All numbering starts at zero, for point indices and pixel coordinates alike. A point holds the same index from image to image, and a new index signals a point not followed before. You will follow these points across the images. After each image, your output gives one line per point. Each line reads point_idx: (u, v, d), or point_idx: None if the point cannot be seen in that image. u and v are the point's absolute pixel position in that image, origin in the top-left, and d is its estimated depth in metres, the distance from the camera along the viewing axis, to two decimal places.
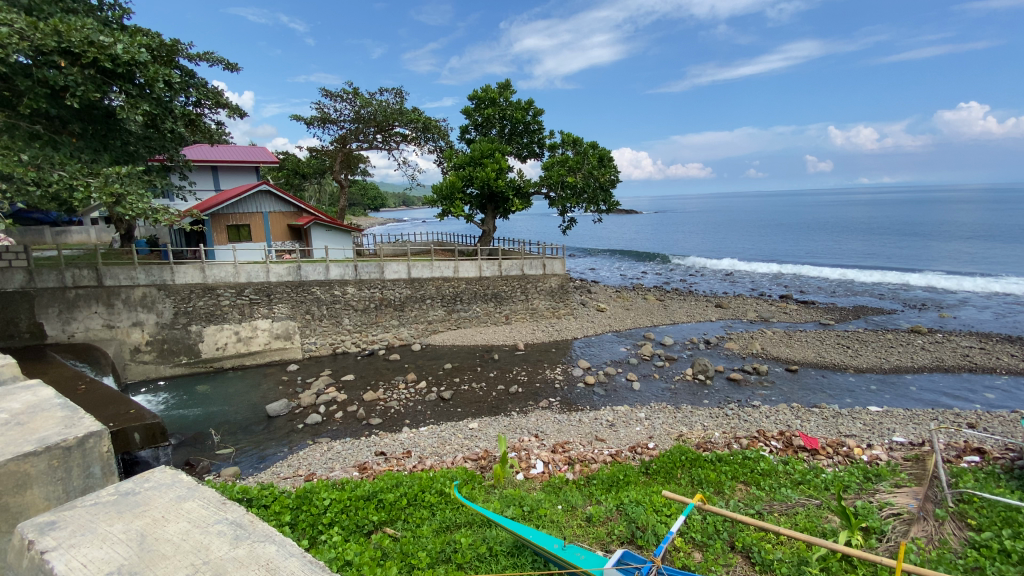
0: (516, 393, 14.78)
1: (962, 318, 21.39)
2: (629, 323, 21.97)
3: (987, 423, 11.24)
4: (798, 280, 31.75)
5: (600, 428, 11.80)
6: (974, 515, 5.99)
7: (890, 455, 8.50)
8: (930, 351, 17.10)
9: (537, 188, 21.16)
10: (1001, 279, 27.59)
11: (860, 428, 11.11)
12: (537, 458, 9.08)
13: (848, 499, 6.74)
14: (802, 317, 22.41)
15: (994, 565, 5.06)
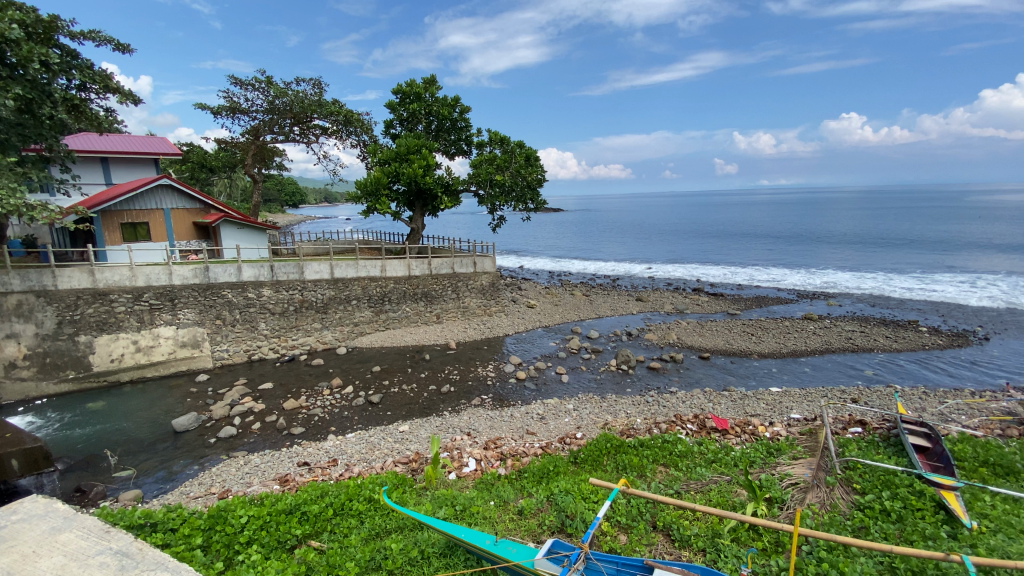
0: (449, 393, 14.62)
1: (844, 306, 24.16)
2: (558, 318, 22.52)
3: (867, 397, 12.79)
4: (711, 275, 34.25)
5: (532, 422, 12.01)
6: (858, 480, 6.82)
7: (789, 431, 9.37)
8: (820, 335, 19.14)
9: (465, 186, 20.97)
10: (874, 275, 31.52)
11: (763, 407, 12.21)
12: (469, 456, 9.04)
13: (754, 473, 7.35)
14: (712, 308, 24.18)
15: (876, 524, 5.76)
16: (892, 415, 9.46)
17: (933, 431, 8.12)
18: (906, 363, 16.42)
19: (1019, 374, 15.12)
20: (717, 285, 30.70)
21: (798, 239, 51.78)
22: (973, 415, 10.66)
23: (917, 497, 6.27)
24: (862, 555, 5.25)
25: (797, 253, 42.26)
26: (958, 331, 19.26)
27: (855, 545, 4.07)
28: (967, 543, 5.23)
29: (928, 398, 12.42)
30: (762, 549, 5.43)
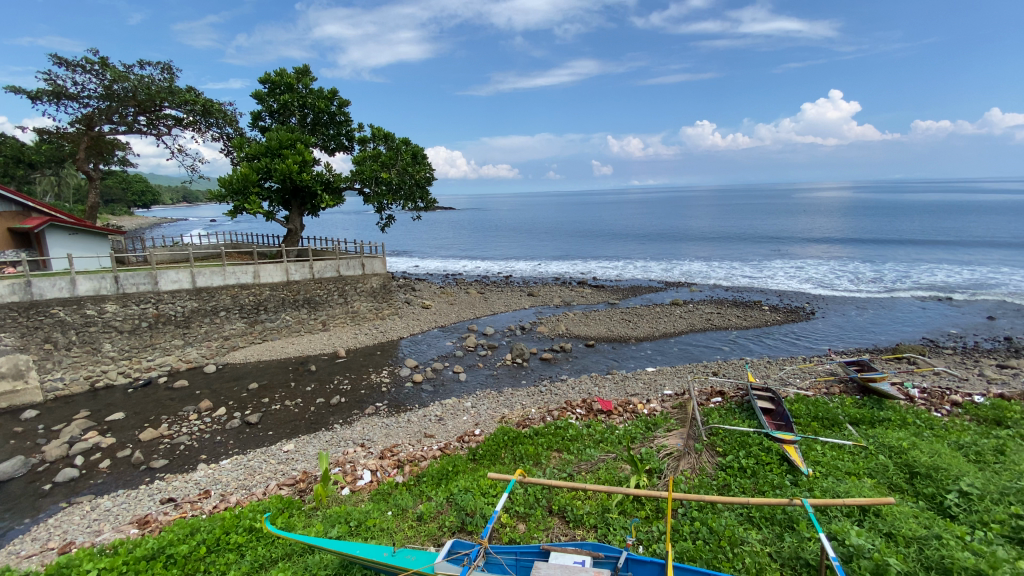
0: (339, 404, 13.80)
1: (705, 292, 27.32)
2: (452, 317, 22.43)
3: (725, 369, 14.62)
4: (594, 270, 36.57)
5: (429, 424, 11.80)
6: (719, 444, 7.74)
7: (663, 406, 10.34)
8: (686, 318, 21.42)
9: (348, 184, 19.91)
10: (728, 265, 36.06)
11: (641, 386, 13.35)
12: (363, 467, 8.60)
13: (636, 448, 7.97)
14: (596, 299, 25.84)
15: (735, 480, 6.59)
16: (744, 384, 10.89)
17: (776, 395, 9.51)
18: (755, 337, 19.06)
19: (836, 341, 18.32)
20: (599, 278, 32.86)
21: (666, 235, 57.52)
22: (805, 378, 12.69)
23: (765, 453, 7.30)
24: (726, 509, 5.97)
25: (665, 247, 46.91)
26: (792, 308, 22.78)
27: (717, 501, 4.71)
28: (805, 488, 6.23)
29: (772, 366, 14.53)
30: (645, 517, 5.92)
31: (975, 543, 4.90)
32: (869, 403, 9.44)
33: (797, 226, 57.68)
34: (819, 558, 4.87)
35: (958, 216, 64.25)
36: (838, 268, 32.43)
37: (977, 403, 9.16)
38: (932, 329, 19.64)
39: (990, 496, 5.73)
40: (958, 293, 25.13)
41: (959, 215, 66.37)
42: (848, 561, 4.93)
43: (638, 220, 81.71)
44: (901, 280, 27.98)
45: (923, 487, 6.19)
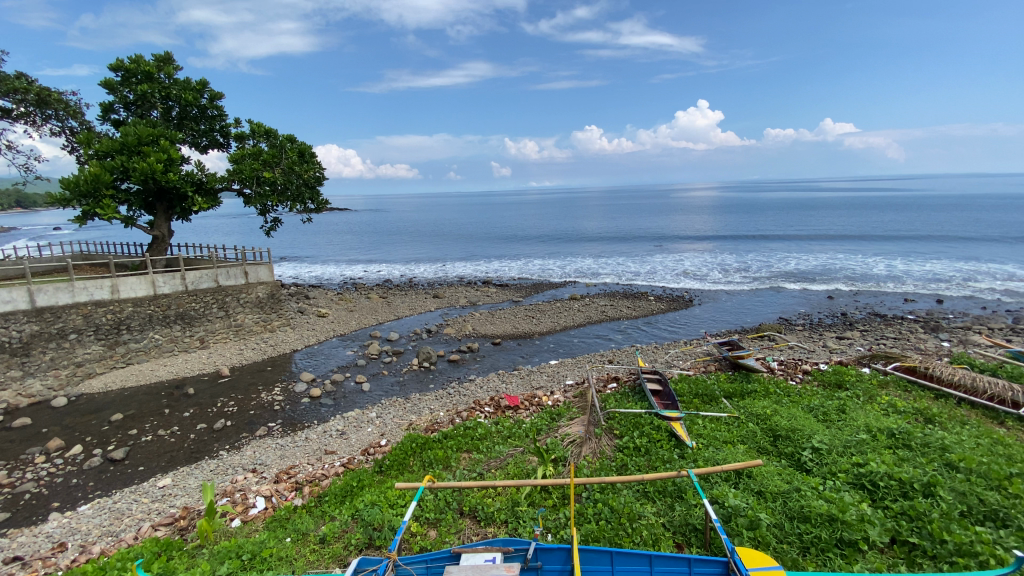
0: (224, 428, 12.50)
1: (600, 286, 29.00)
2: (353, 325, 21.43)
3: (620, 356, 15.62)
4: (497, 269, 37.08)
5: (330, 440, 11.15)
6: (617, 427, 8.24)
7: (566, 396, 10.79)
8: (584, 311, 22.57)
9: (225, 184, 18.08)
10: (620, 261, 38.61)
11: (545, 379, 13.82)
12: (257, 494, 7.88)
13: (542, 439, 8.22)
14: (500, 298, 26.23)
15: (632, 460, 7.07)
16: (636, 369, 11.74)
17: (663, 376, 10.37)
18: (645, 325, 20.63)
19: (713, 325, 20.45)
20: (503, 278, 33.40)
21: (563, 235, 60.15)
22: (687, 359, 13.99)
23: (655, 431, 7.93)
24: (625, 487, 6.36)
25: (563, 247, 49.03)
26: (676, 298, 25.01)
27: (617, 481, 5.06)
28: (690, 459, 6.85)
29: (659, 350, 15.80)
30: (551, 506, 6.13)
31: (826, 492, 5.77)
32: (739, 377, 10.66)
33: (677, 224, 63.51)
34: (705, 523, 5.41)
35: (801, 213, 75.12)
36: (711, 260, 36.26)
37: (821, 370, 10.78)
38: (788, 310, 22.73)
39: (834, 450, 6.74)
40: (805, 278, 29.37)
41: (803, 211, 77.31)
42: (728, 520, 5.51)
43: (537, 220, 84.57)
44: (762, 269, 32.01)
45: (784, 447, 7.11)
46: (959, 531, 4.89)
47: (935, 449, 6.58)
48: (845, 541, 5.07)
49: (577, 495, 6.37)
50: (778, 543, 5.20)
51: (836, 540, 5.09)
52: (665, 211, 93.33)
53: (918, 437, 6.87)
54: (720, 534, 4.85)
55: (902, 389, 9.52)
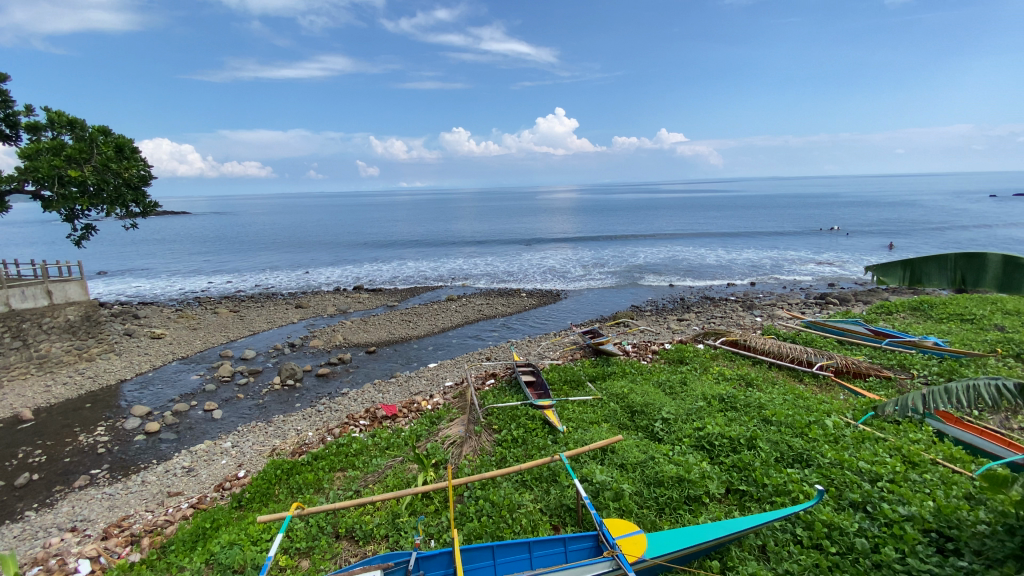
0: (29, 484, 10.11)
1: (474, 286, 29.39)
2: (200, 345, 18.86)
3: (496, 353, 15.99)
4: (367, 274, 35.50)
5: (175, 479, 9.66)
6: (495, 422, 8.42)
7: (445, 398, 10.73)
8: (459, 311, 22.68)
9: (14, 185, 14.63)
10: (492, 261, 39.61)
11: (424, 383, 13.57)
12: (77, 558, 6.51)
13: (421, 445, 8.06)
14: (372, 303, 25.17)
15: (510, 452, 7.27)
16: (511, 363, 12.12)
17: (536, 368, 10.85)
18: (518, 321, 21.40)
19: (579, 316, 22.00)
20: (374, 283, 32.09)
21: (435, 238, 59.89)
22: (557, 350, 14.81)
23: (531, 421, 8.26)
24: (503, 479, 6.51)
25: (435, 249, 48.68)
26: (546, 294, 26.36)
27: (495, 475, 5.15)
28: (562, 443, 7.26)
29: (531, 343, 16.48)
30: (432, 511, 6.04)
31: (675, 457, 6.54)
32: (601, 363, 11.56)
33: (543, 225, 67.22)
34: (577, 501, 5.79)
35: (644, 213, 84.67)
36: (574, 258, 38.94)
37: (667, 348, 12.19)
38: (641, 299, 25.36)
39: (679, 419, 7.68)
40: (652, 270, 33.08)
41: (647, 212, 87.14)
42: (596, 496, 5.95)
43: (408, 222, 83.15)
44: (618, 264, 35.32)
45: (640, 421, 7.90)
46: (776, 474, 5.91)
47: (755, 408, 7.86)
48: (692, 497, 5.80)
49: (458, 495, 6.35)
50: (639, 508, 5.75)
51: (685, 498, 5.81)
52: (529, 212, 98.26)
53: (742, 400, 8.13)
54: (590, 511, 5.21)
55: (729, 359, 11.23)
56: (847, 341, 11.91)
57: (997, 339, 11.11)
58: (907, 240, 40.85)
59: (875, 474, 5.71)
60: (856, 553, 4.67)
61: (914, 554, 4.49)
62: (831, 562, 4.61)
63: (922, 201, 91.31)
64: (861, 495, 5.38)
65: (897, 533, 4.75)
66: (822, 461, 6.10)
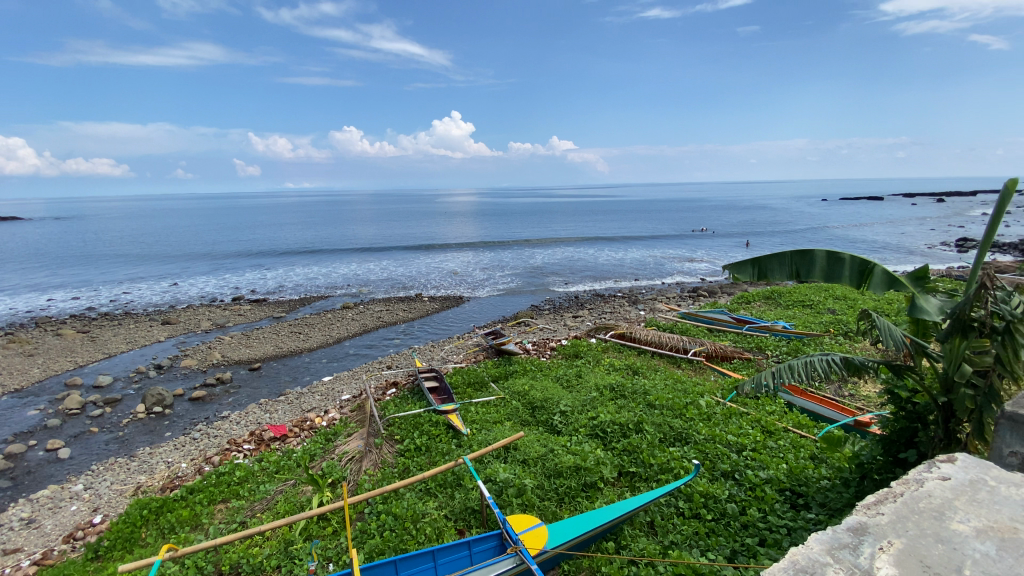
0: None
1: (371, 293, 28.34)
2: (37, 374, 15.93)
3: (396, 360, 15.55)
4: (249, 284, 32.57)
5: (6, 536, 8.04)
6: (396, 432, 8.18)
7: (341, 413, 10.19)
8: (356, 320, 21.72)
9: None
10: (389, 266, 38.52)
11: (318, 399, 12.77)
12: None
13: (316, 465, 7.59)
14: (256, 315, 23.15)
15: (412, 461, 7.12)
16: (412, 371, 11.85)
17: (437, 373, 10.72)
18: (419, 326, 21.05)
19: (480, 318, 22.20)
20: (258, 293, 29.54)
21: (328, 243, 56.81)
22: (459, 353, 14.79)
23: (434, 427, 8.15)
24: (406, 490, 6.35)
25: (328, 255, 46.10)
26: (446, 297, 26.25)
27: (395, 487, 5.00)
28: (466, 446, 7.27)
29: (433, 348, 16.27)
30: (330, 533, 5.72)
31: (573, 448, 6.86)
32: (503, 362, 11.75)
33: (441, 230, 66.91)
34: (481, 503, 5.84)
35: (538, 217, 87.94)
36: (473, 261, 39.27)
37: (564, 344, 12.74)
38: (538, 299, 26.28)
39: (576, 411, 8.06)
40: (548, 271, 34.46)
41: (541, 216, 90.63)
42: (500, 494, 6.03)
43: (296, 227, 77.99)
44: (516, 266, 36.28)
45: (540, 416, 8.17)
46: (660, 454, 6.46)
47: (641, 394, 8.52)
48: (588, 484, 6.13)
49: (358, 513, 6.06)
50: (540, 501, 5.94)
51: (582, 485, 6.12)
52: (424, 216, 97.12)
53: (631, 388, 8.76)
54: (493, 510, 5.26)
55: (619, 351, 12.04)
56: (716, 329, 13.37)
57: (828, 320, 13.21)
58: (761, 240, 47.03)
59: (740, 445, 6.48)
60: (728, 517, 5.24)
61: (774, 512, 5.15)
62: (708, 529, 5.12)
63: (772, 205, 105.70)
64: (730, 464, 6.06)
65: (759, 495, 5.43)
66: (698, 437, 6.78)
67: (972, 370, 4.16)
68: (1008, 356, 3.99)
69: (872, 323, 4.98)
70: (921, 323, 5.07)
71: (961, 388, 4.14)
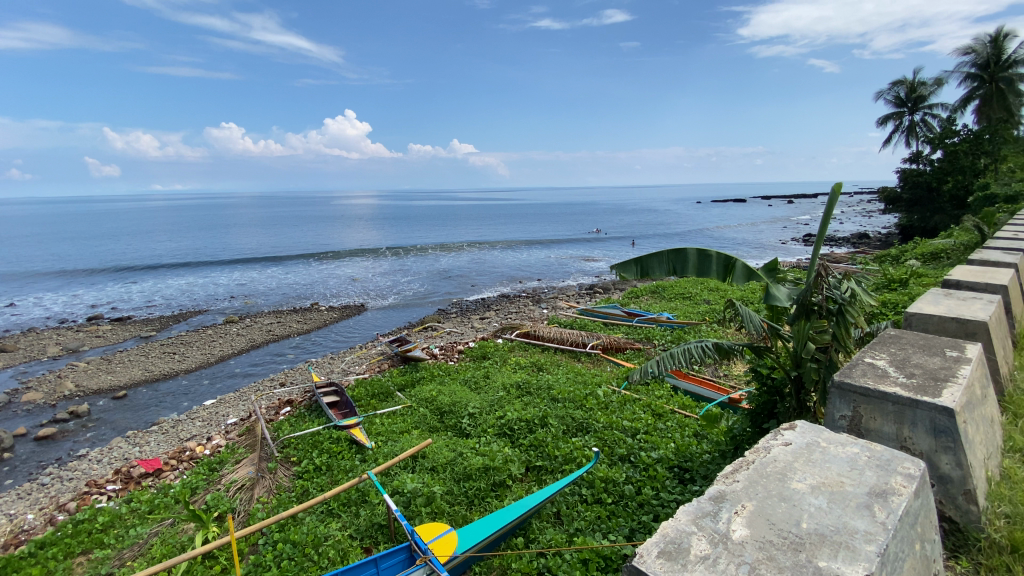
0: None
1: (260, 305, 26.19)
2: None
3: (291, 376, 14.51)
4: (109, 300, 28.47)
5: None
6: (293, 453, 7.66)
7: (228, 438, 9.29)
8: (243, 335, 19.95)
9: None
10: (280, 275, 35.87)
11: (199, 425, 11.52)
12: None
13: (199, 499, 6.85)
14: (118, 337, 20.27)
15: (313, 482, 6.72)
16: (308, 386, 11.14)
17: (337, 386, 10.20)
18: (316, 338, 19.89)
19: (383, 326, 21.53)
20: (122, 310, 25.91)
21: (208, 252, 51.60)
22: (362, 363, 14.21)
23: (336, 444, 7.76)
24: (306, 514, 5.97)
25: (207, 266, 41.79)
26: (346, 306, 25.08)
27: (293, 513, 4.69)
28: (370, 460, 7.00)
29: (332, 360, 15.45)
30: (220, 571, 5.21)
31: (481, 449, 6.91)
32: (408, 370, 11.50)
33: (338, 236, 63.79)
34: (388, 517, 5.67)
35: (439, 222, 87.55)
36: (373, 267, 37.95)
37: (469, 347, 12.78)
38: (443, 303, 26.12)
39: (483, 413, 8.12)
40: (452, 274, 34.39)
41: (441, 220, 90.12)
42: (408, 505, 5.90)
43: (166, 236, 69.59)
44: (418, 271, 35.71)
45: (448, 420, 8.10)
46: (564, 445, 6.73)
47: (545, 389, 8.82)
48: (497, 483, 6.20)
49: (251, 545, 5.58)
50: (450, 507, 5.90)
51: (491, 485, 6.18)
52: (317, 221, 91.87)
53: (536, 384, 9.03)
54: (401, 522, 5.12)
55: (524, 349, 12.34)
56: (611, 323, 14.25)
57: (704, 309, 14.70)
58: (648, 240, 51.00)
59: (635, 429, 6.97)
60: (626, 498, 5.61)
61: (664, 489, 5.59)
62: (609, 511, 5.44)
63: (656, 208, 115.19)
64: (626, 448, 6.49)
65: (653, 474, 5.87)
66: (598, 426, 7.17)
67: (815, 347, 4.90)
68: (841, 333, 4.72)
69: (736, 311, 5.64)
70: (775, 309, 5.72)
71: (808, 363, 4.87)
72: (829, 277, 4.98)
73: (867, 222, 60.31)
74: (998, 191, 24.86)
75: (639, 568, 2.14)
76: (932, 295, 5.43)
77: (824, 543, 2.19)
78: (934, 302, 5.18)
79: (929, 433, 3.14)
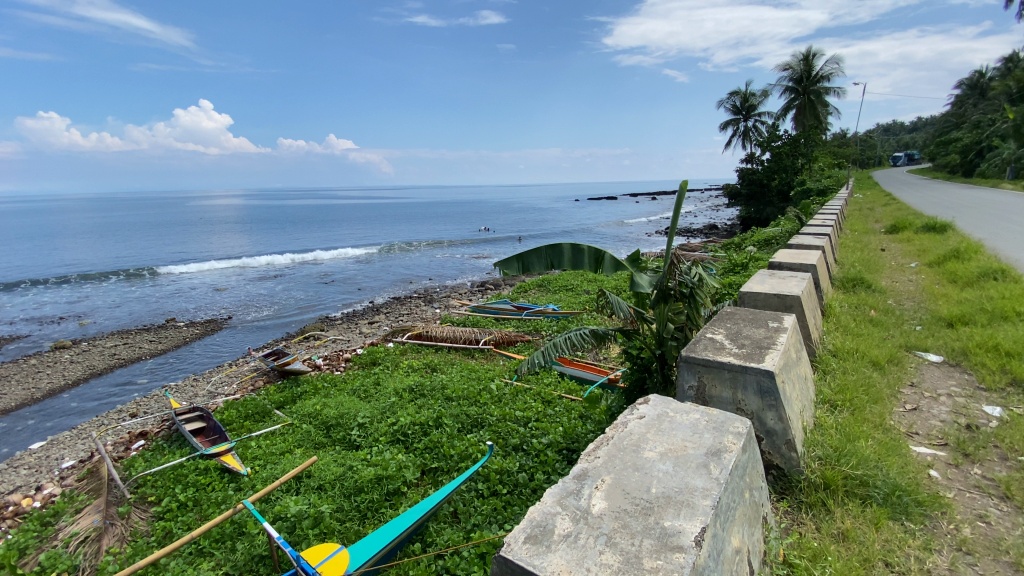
0: None
1: (102, 326, 22.50)
2: None
3: (146, 404, 12.70)
4: None
5: None
6: (150, 492, 6.73)
7: (65, 486, 7.88)
8: (80, 362, 17.00)
9: None
10: (125, 290, 31.08)
11: (22, 475, 9.60)
12: None
13: (26, 562, 5.72)
14: None
15: (178, 520, 5.98)
16: (167, 414, 9.83)
17: (204, 410, 9.15)
18: (177, 358, 17.65)
19: (257, 339, 19.75)
20: None
21: (26, 267, 43.05)
22: (233, 382, 12.89)
23: (204, 475, 6.98)
24: (170, 558, 5.31)
25: (24, 283, 34.74)
26: (212, 320, 22.55)
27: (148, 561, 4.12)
28: (247, 488, 6.43)
29: (197, 383, 13.82)
30: None
31: (373, 459, 6.69)
32: (288, 385, 10.68)
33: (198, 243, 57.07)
34: (270, 546, 5.24)
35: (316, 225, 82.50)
36: (242, 276, 34.55)
37: (357, 354, 12.24)
38: (326, 310, 24.67)
39: (373, 422, 7.85)
40: (335, 279, 32.61)
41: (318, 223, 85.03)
42: (292, 530, 5.51)
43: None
44: (296, 278, 33.30)
45: (337, 434, 7.70)
46: (458, 444, 6.77)
47: (439, 390, 8.78)
48: (391, 492, 6.05)
49: None
50: (341, 524, 5.63)
51: (385, 495, 6.00)
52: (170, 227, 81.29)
53: (428, 386, 8.94)
54: (284, 549, 4.66)
55: (415, 351, 12.12)
56: (500, 318, 14.57)
57: (585, 300, 15.69)
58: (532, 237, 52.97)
59: (526, 419, 7.23)
60: (520, 486, 5.80)
61: (555, 472, 5.87)
62: (505, 502, 5.60)
63: (539, 206, 120.18)
64: (519, 438, 6.72)
65: (544, 460, 6.14)
66: (490, 420, 7.32)
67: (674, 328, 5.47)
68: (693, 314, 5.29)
69: (607, 300, 6.09)
70: (640, 297, 6.27)
71: (669, 341, 5.44)
72: (681, 264, 5.59)
73: (717, 215, 68.88)
74: (811, 186, 29.96)
75: (506, 556, 2.28)
76: (760, 275, 6.37)
77: (670, 504, 2.48)
78: (762, 281, 6.08)
79: (757, 395, 3.67)
